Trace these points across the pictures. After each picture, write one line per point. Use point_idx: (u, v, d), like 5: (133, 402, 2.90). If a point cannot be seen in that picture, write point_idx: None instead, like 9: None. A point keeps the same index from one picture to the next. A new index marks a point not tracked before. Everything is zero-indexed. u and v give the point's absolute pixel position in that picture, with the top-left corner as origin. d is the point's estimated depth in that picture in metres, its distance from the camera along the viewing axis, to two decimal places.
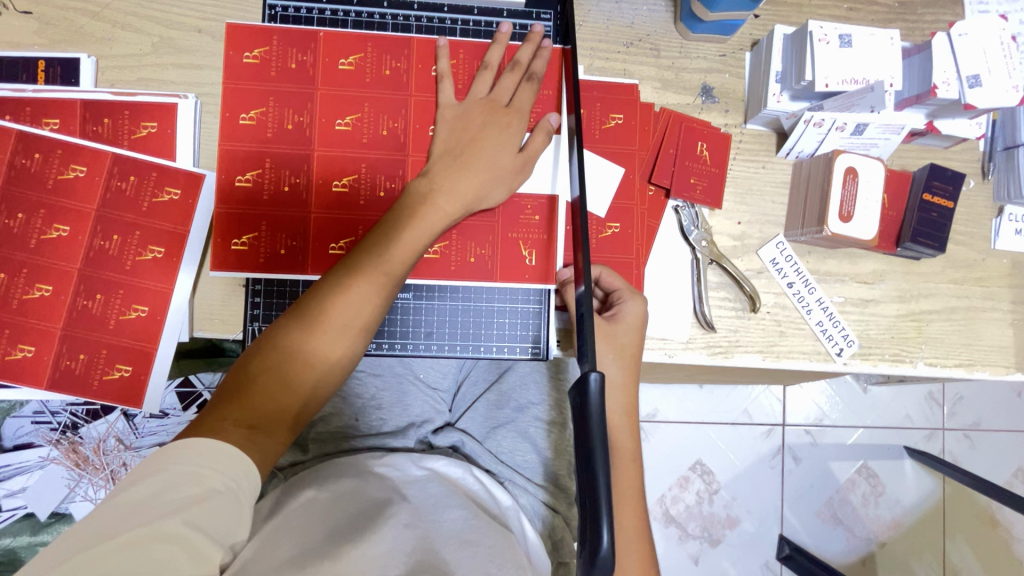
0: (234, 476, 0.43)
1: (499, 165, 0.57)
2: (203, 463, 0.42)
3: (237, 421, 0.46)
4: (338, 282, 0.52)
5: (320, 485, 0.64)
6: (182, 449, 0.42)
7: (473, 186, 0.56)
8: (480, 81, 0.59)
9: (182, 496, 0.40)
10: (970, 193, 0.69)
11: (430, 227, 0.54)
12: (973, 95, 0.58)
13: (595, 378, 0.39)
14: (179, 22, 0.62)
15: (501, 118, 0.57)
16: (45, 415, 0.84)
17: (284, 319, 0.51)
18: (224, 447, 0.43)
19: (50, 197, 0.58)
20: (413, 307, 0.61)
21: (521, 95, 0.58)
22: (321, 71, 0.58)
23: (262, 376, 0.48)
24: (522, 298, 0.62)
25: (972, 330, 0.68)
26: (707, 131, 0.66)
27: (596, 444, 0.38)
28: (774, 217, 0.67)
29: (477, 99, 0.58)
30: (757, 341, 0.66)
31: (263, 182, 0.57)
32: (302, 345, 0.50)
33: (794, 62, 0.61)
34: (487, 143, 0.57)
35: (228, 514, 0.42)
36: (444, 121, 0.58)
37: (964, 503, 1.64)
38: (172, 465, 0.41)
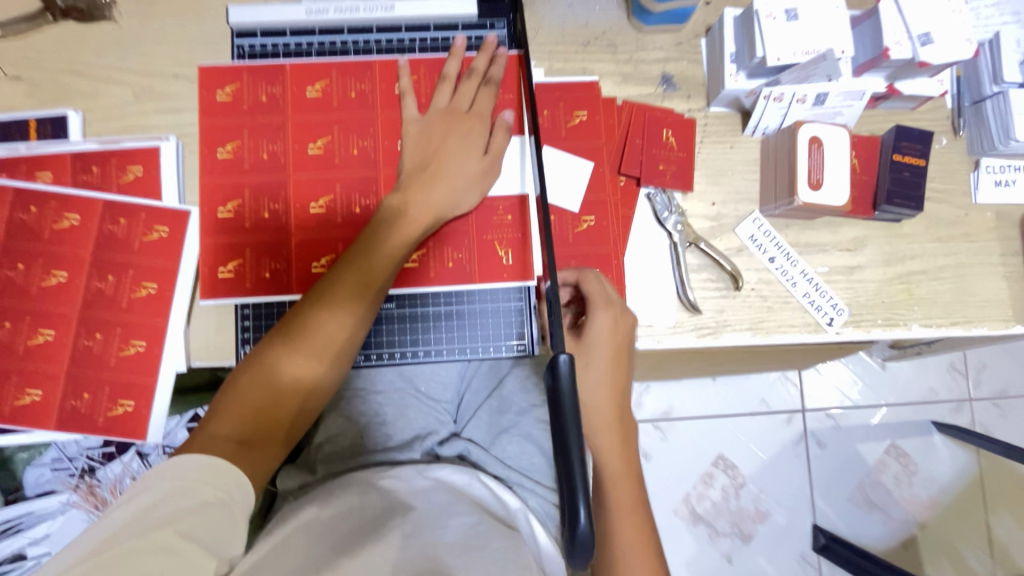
0: (224, 489, 0.44)
1: (466, 168, 0.59)
2: (195, 477, 0.44)
3: (228, 438, 0.48)
4: (321, 299, 0.54)
5: (323, 504, 0.65)
6: (175, 467, 0.44)
7: (443, 193, 0.58)
8: (440, 92, 0.61)
9: (175, 509, 0.41)
10: (944, 151, 0.69)
11: (405, 238, 0.56)
12: (926, 52, 0.59)
13: (564, 360, 0.39)
14: (157, 71, 0.65)
15: (464, 124, 0.60)
16: (64, 462, 0.86)
17: (273, 335, 0.54)
18: (215, 462, 0.45)
19: (47, 246, 0.61)
20: (397, 316, 0.62)
21: (480, 100, 0.61)
22: (290, 101, 0.61)
23: (254, 392, 0.51)
24: (504, 298, 0.63)
25: (964, 286, 0.67)
26: (672, 118, 0.67)
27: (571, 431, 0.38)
28: (747, 194, 0.68)
29: (438, 109, 0.60)
30: (746, 319, 0.66)
31: (245, 209, 0.60)
32: (287, 359, 0.52)
33: (745, 40, 0.62)
34: (452, 149, 0.59)
35: (222, 525, 0.42)
36: (409, 134, 0.60)
37: (1003, 474, 1.58)
38: (163, 482, 0.43)
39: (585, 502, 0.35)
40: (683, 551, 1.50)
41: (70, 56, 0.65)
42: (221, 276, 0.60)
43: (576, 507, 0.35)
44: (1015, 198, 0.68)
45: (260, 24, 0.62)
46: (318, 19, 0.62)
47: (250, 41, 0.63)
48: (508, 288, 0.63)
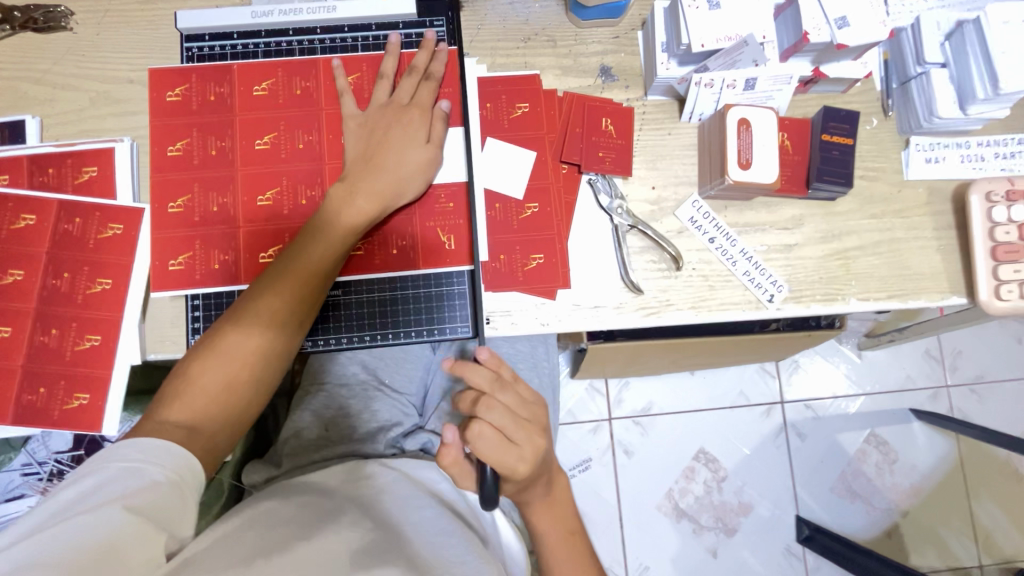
0: (173, 471, 0.47)
1: (409, 158, 0.61)
2: (144, 458, 0.46)
3: (177, 423, 0.50)
4: (270, 283, 0.56)
5: (281, 498, 0.65)
6: (123, 448, 0.46)
7: (388, 184, 0.60)
8: (379, 89, 0.64)
9: (123, 487, 0.43)
10: (875, 131, 0.72)
11: (352, 230, 0.59)
12: (842, 35, 0.61)
13: None
14: (112, 77, 0.68)
15: (405, 116, 0.62)
16: (33, 466, 0.87)
17: (223, 319, 0.56)
18: (166, 444, 0.48)
19: (4, 246, 0.63)
20: (344, 304, 0.65)
21: (420, 93, 0.63)
22: (237, 100, 0.64)
23: (202, 378, 0.53)
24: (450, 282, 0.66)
25: (899, 259, 0.70)
26: (609, 107, 0.70)
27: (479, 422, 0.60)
28: (686, 178, 0.70)
29: (378, 105, 0.63)
30: (689, 298, 0.68)
31: (196, 206, 0.63)
32: (235, 347, 0.54)
33: (673, 30, 0.65)
34: (394, 140, 0.61)
35: (171, 504, 0.45)
36: (351, 129, 0.63)
37: (983, 460, 1.58)
38: (113, 462, 0.45)
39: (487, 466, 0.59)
40: (668, 547, 1.50)
41: (28, 65, 0.68)
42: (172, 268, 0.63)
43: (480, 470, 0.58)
44: (946, 174, 0.71)
45: (208, 29, 0.65)
46: (264, 22, 0.65)
47: (198, 45, 0.65)
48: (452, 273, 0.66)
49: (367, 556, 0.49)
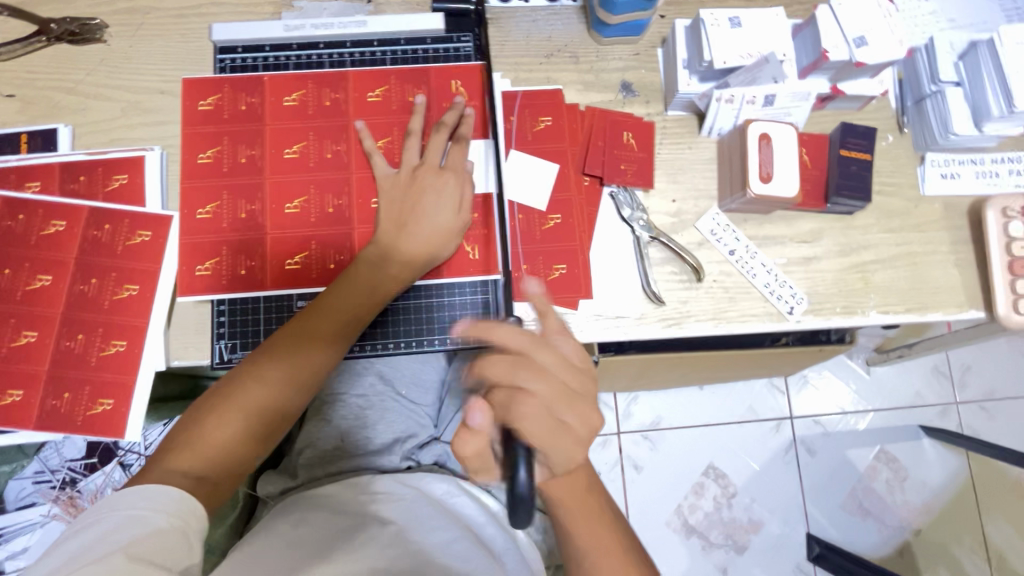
0: (178, 516, 0.46)
1: (438, 226, 0.62)
2: (145, 506, 0.46)
3: (184, 471, 0.51)
4: (294, 340, 0.58)
5: (300, 523, 0.66)
6: (127, 496, 0.46)
7: (418, 247, 0.62)
8: (409, 147, 0.65)
9: (125, 536, 0.43)
10: (891, 147, 0.73)
11: (375, 290, 0.61)
12: (861, 53, 0.63)
13: None
14: (144, 87, 0.69)
15: (438, 179, 0.63)
16: (45, 474, 0.86)
17: (238, 370, 0.57)
18: (168, 490, 0.48)
19: (33, 251, 0.63)
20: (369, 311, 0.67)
21: (453, 157, 0.65)
22: (267, 110, 0.66)
23: (213, 429, 0.53)
24: (473, 291, 0.67)
25: (918, 274, 0.70)
26: (631, 122, 0.71)
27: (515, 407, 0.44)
28: (706, 191, 0.71)
29: (410, 166, 0.64)
30: (710, 309, 0.68)
31: (222, 210, 0.64)
32: (250, 400, 0.55)
33: (695, 47, 0.66)
34: (426, 205, 0.62)
35: (174, 547, 0.44)
36: (385, 189, 0.63)
37: (995, 478, 1.57)
38: (116, 511, 0.45)
39: (524, 457, 0.41)
40: (677, 564, 1.48)
41: (61, 75, 0.69)
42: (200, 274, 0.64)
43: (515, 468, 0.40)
44: (961, 190, 0.72)
45: (241, 41, 0.67)
46: (296, 35, 0.67)
47: (231, 56, 0.67)
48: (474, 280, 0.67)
49: None
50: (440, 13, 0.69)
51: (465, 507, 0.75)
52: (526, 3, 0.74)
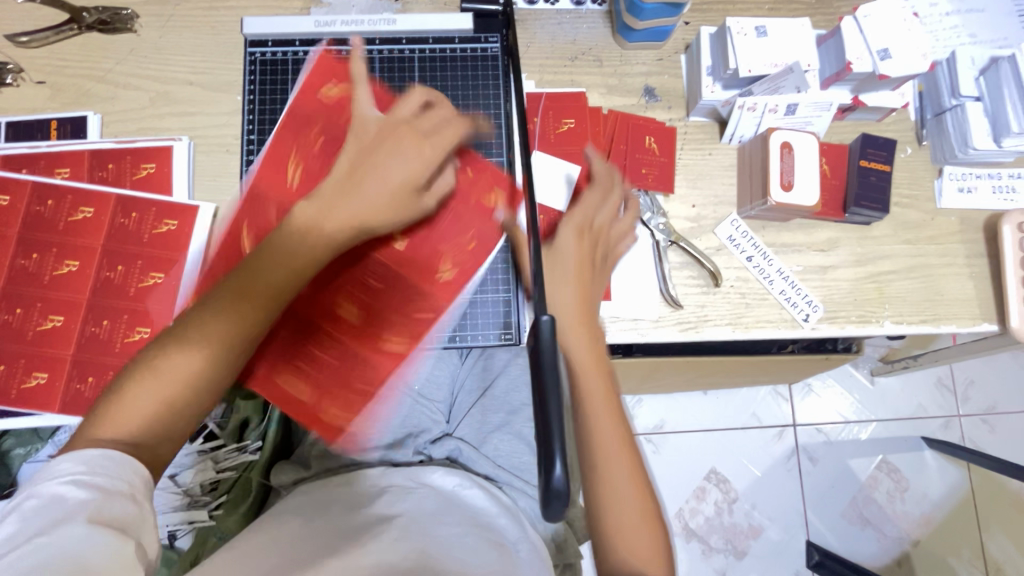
0: (124, 480, 0.43)
1: (387, 181, 0.56)
2: (87, 472, 0.42)
3: (112, 436, 0.46)
4: (224, 298, 0.51)
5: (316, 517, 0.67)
6: (58, 465, 0.42)
7: (371, 200, 0.56)
8: (401, 105, 0.62)
9: (70, 504, 0.40)
10: (909, 159, 0.74)
11: (319, 240, 0.54)
12: (885, 66, 0.64)
13: (545, 322, 0.41)
14: (173, 78, 0.70)
15: (404, 136, 0.58)
16: (60, 458, 0.86)
17: (171, 333, 0.51)
18: (111, 456, 0.44)
19: (61, 237, 0.64)
20: (391, 304, 0.68)
21: (430, 118, 0.61)
22: (295, 101, 0.67)
23: (140, 389, 0.48)
24: (496, 304, 0.70)
25: (932, 286, 0.71)
26: (653, 126, 0.72)
27: (551, 394, 0.39)
28: (725, 198, 0.72)
29: (382, 120, 0.60)
30: (726, 314, 0.69)
31: (253, 206, 0.65)
32: (177, 358, 0.49)
33: (720, 55, 0.67)
34: (381, 158, 0.57)
35: (127, 509, 0.42)
36: (357, 139, 0.59)
37: (995, 491, 1.58)
38: (52, 481, 0.41)
39: (561, 459, 0.36)
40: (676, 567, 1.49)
41: (91, 63, 0.70)
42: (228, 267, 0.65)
43: (550, 468, 0.36)
44: (978, 204, 0.73)
45: (271, 35, 0.68)
46: (326, 31, 0.68)
47: (261, 50, 0.69)
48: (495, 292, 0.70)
49: None
50: (469, 13, 0.70)
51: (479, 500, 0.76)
52: (552, 6, 0.74)
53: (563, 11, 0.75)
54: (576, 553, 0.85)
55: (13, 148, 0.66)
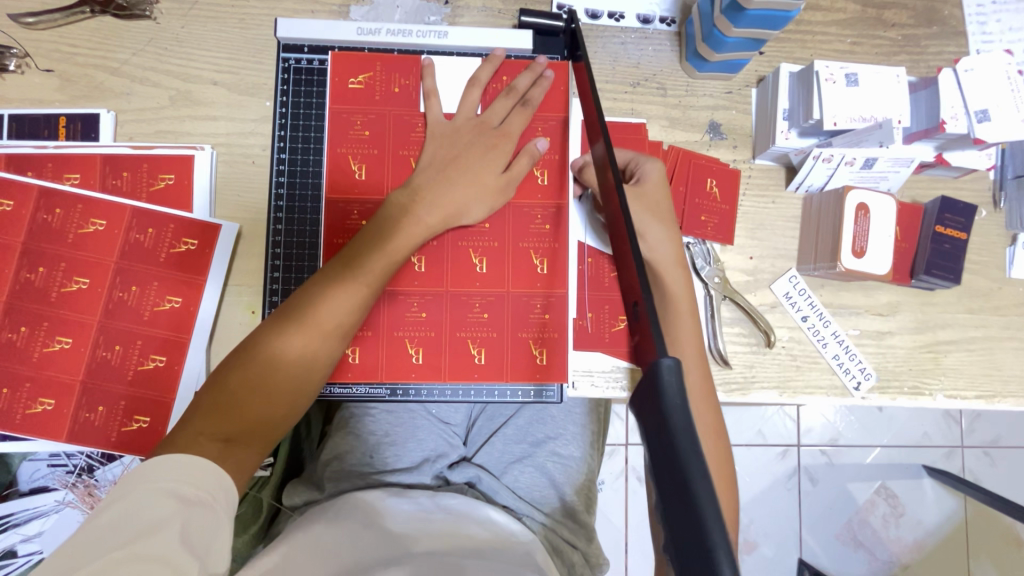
0: (208, 490, 0.43)
1: (480, 182, 0.58)
2: (177, 477, 0.43)
3: (212, 436, 0.47)
4: (324, 283, 0.53)
5: (338, 538, 0.64)
6: (152, 470, 0.43)
7: (454, 199, 0.57)
8: (469, 100, 0.61)
9: (160, 510, 0.40)
10: (983, 223, 0.69)
11: (410, 236, 0.55)
12: (982, 129, 0.58)
13: (670, 365, 0.29)
14: (195, 76, 0.63)
15: (488, 137, 0.60)
16: (61, 459, 0.81)
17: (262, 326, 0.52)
18: (197, 461, 0.44)
19: (70, 250, 0.59)
20: (415, 324, 0.59)
21: (512, 118, 0.61)
22: (332, 95, 0.61)
23: (245, 390, 0.49)
24: (536, 307, 0.60)
25: (991, 360, 0.68)
26: (716, 168, 0.66)
27: (701, 495, 0.26)
28: (785, 251, 0.67)
29: (465, 117, 0.61)
30: (774, 377, 0.66)
31: (286, 220, 0.61)
32: (281, 352, 0.51)
33: (801, 100, 0.61)
34: (468, 151, 0.59)
35: (208, 524, 0.42)
36: (432, 136, 0.60)
37: (987, 522, 1.60)
38: (144, 483, 0.41)
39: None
40: None
41: (105, 52, 0.63)
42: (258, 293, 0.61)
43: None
44: None
45: (308, 41, 0.62)
46: (370, 40, 0.62)
47: (296, 56, 0.62)
48: (536, 295, 0.60)
49: None
50: (529, 30, 0.64)
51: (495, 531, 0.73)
52: (617, 23, 0.68)
53: (628, 29, 0.68)
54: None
55: (18, 146, 0.60)
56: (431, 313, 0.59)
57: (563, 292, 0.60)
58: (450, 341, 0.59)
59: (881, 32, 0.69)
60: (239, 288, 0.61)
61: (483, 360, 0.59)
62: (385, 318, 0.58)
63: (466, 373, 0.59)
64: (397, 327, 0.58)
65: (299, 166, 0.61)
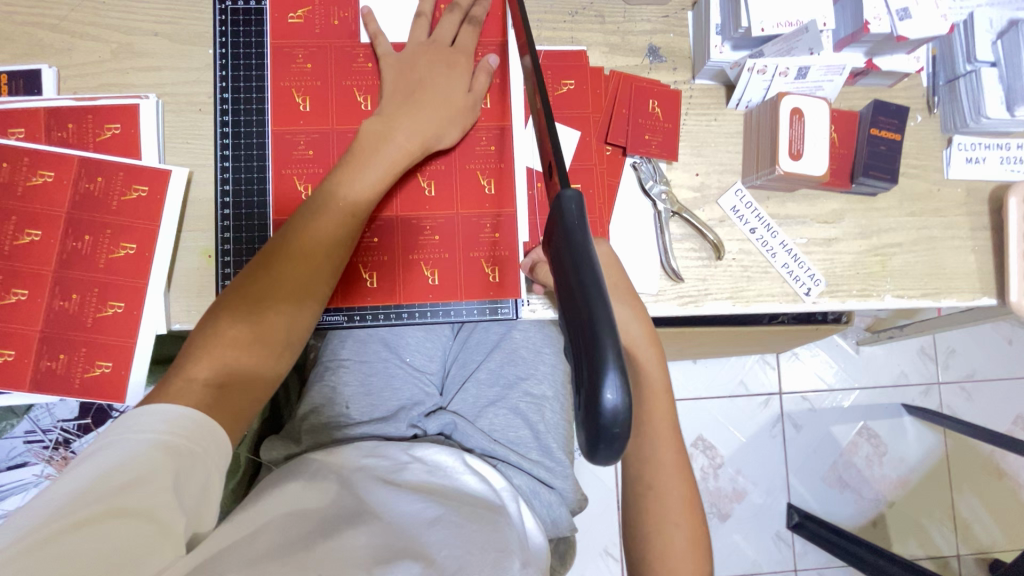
0: (202, 442, 0.43)
1: (451, 103, 0.60)
2: (167, 428, 0.42)
3: (206, 382, 0.47)
4: (308, 215, 0.54)
5: (305, 481, 0.61)
6: (142, 418, 0.42)
7: (430, 123, 0.59)
8: (418, 28, 0.62)
9: (152, 462, 0.40)
10: (918, 128, 0.71)
11: (391, 165, 0.57)
12: (903, 27, 0.60)
13: (570, 197, 0.32)
14: (135, 28, 0.64)
15: (446, 59, 0.61)
16: (37, 434, 0.82)
17: (239, 281, 0.52)
18: (194, 415, 0.44)
19: (20, 203, 0.59)
20: (369, 250, 0.62)
21: (463, 36, 0.63)
22: (273, 28, 0.64)
23: (237, 330, 0.50)
24: (486, 227, 0.63)
25: (934, 258, 0.70)
26: (657, 89, 0.67)
27: (593, 299, 0.29)
28: (729, 166, 0.69)
29: (416, 44, 0.62)
30: (727, 288, 0.67)
31: (233, 155, 0.62)
32: (272, 290, 0.52)
33: (731, 12, 0.63)
34: (429, 83, 0.60)
35: (200, 480, 0.42)
36: (389, 67, 0.61)
37: (967, 455, 1.50)
38: (132, 434, 0.41)
39: (616, 376, 0.27)
40: None
41: (43, 9, 0.63)
42: (215, 236, 0.62)
43: (595, 392, 0.27)
44: (985, 175, 0.71)
45: None
46: None
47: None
48: (485, 215, 0.63)
49: (384, 553, 0.47)
50: None
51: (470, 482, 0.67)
52: None
53: None
54: (571, 525, 0.81)
55: None
56: (383, 238, 0.62)
57: (512, 211, 0.63)
58: (403, 264, 0.62)
59: None
60: (197, 233, 0.62)
61: (437, 280, 0.63)
62: None
63: (422, 293, 0.62)
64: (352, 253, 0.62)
65: (243, 103, 0.63)
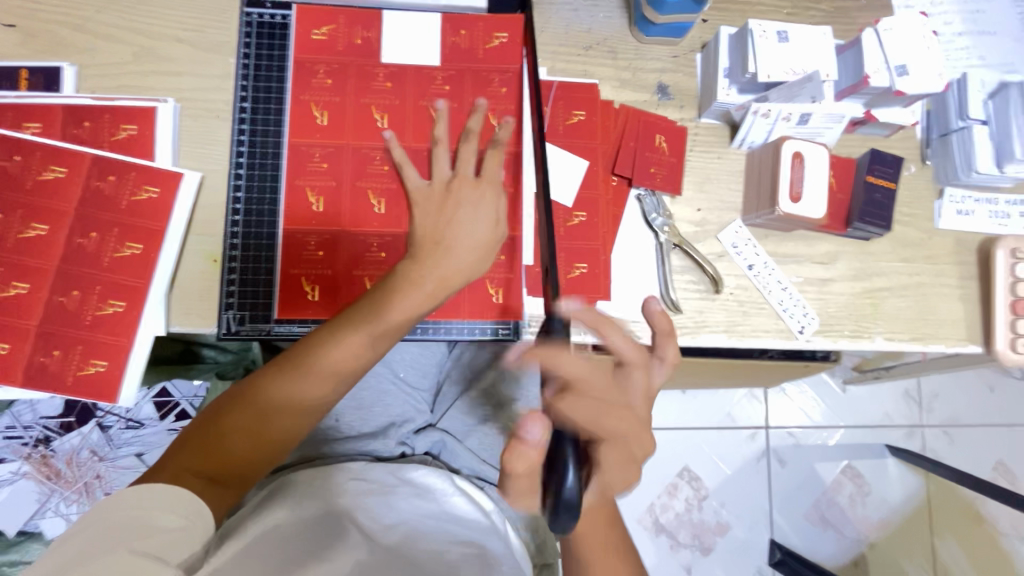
0: (185, 515, 0.44)
1: (477, 238, 0.59)
2: (150, 504, 0.43)
3: (196, 472, 0.49)
4: (333, 334, 0.54)
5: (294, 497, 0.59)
6: (109, 503, 0.42)
7: (457, 267, 0.58)
8: (461, 146, 0.63)
9: (117, 534, 0.40)
10: (912, 178, 0.74)
11: (415, 303, 0.56)
12: (903, 82, 0.63)
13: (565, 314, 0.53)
14: (159, 33, 0.65)
15: (475, 192, 0.61)
16: (17, 430, 0.92)
17: (260, 375, 0.54)
18: (178, 490, 0.45)
19: (28, 197, 0.59)
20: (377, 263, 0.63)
21: (489, 165, 0.62)
22: (296, 42, 0.65)
23: (233, 434, 0.51)
24: None
25: (924, 304, 0.72)
26: (664, 125, 0.70)
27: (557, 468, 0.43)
28: (730, 203, 0.71)
29: (441, 178, 0.62)
30: (722, 321, 0.69)
31: (247, 162, 0.63)
32: (283, 389, 0.53)
33: (738, 57, 0.66)
34: (461, 220, 0.59)
35: (175, 537, 0.42)
36: (419, 190, 0.62)
37: (949, 500, 1.51)
38: (100, 516, 0.41)
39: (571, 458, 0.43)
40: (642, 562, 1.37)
41: (69, 9, 0.64)
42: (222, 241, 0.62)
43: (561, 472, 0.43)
44: (975, 227, 0.73)
45: None
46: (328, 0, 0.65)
47: (259, 11, 0.66)
48: None
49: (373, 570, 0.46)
50: None
51: (460, 506, 0.66)
52: None
53: None
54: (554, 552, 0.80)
55: None
56: (390, 253, 0.63)
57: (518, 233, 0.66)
58: None
59: (813, 4, 0.74)
60: (203, 237, 0.62)
61: None
62: (348, 255, 0.63)
63: None
64: (358, 266, 0.63)
65: (261, 112, 0.64)
